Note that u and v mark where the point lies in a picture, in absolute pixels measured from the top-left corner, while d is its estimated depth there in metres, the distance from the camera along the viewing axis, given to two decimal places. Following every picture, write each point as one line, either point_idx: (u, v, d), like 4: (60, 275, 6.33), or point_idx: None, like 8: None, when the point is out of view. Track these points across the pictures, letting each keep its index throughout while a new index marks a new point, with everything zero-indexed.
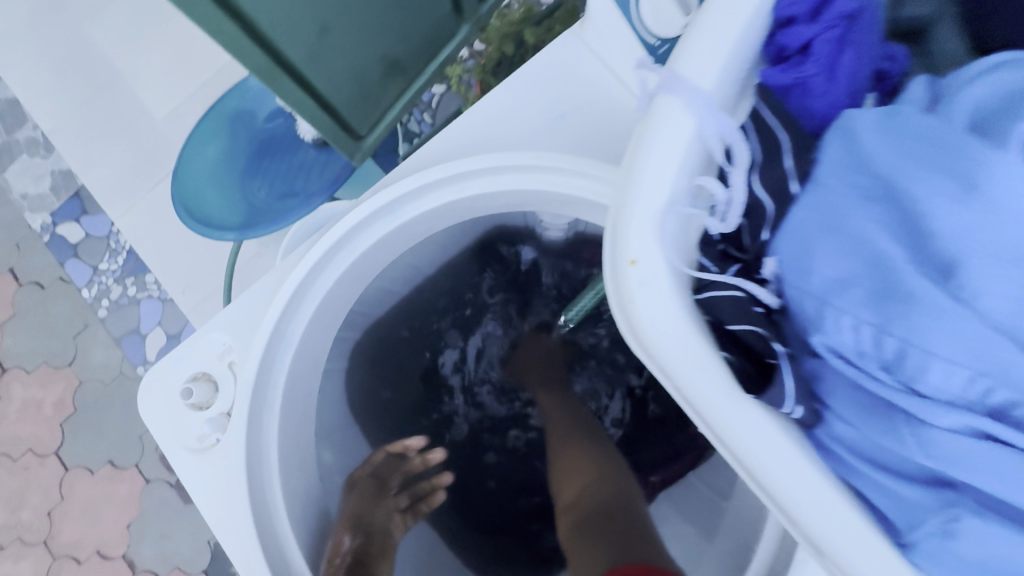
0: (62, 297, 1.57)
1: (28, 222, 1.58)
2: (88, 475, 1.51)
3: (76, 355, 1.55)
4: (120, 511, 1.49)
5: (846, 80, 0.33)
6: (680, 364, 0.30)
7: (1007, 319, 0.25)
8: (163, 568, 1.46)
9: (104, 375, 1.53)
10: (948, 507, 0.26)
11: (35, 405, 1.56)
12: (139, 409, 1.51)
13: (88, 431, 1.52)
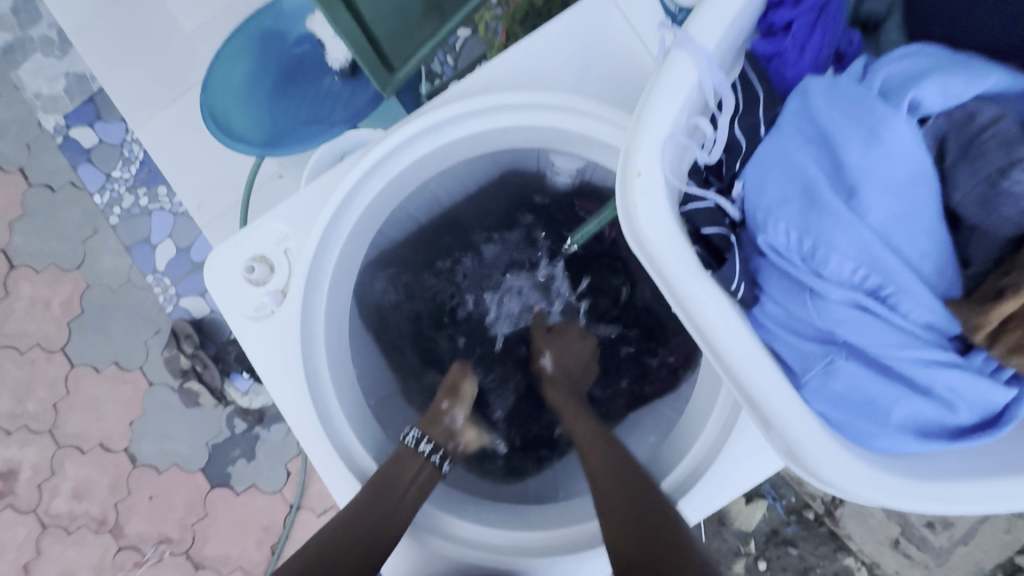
0: (74, 201, 1.63)
1: (41, 122, 1.62)
2: (94, 373, 1.62)
3: (85, 259, 1.63)
4: (123, 409, 1.61)
5: (813, 53, 0.44)
6: (663, 251, 0.43)
7: (886, 227, 0.36)
8: (163, 464, 1.59)
9: (111, 281, 1.63)
10: (830, 355, 0.39)
11: (41, 302, 1.65)
12: (145, 316, 1.62)
13: (95, 331, 1.62)
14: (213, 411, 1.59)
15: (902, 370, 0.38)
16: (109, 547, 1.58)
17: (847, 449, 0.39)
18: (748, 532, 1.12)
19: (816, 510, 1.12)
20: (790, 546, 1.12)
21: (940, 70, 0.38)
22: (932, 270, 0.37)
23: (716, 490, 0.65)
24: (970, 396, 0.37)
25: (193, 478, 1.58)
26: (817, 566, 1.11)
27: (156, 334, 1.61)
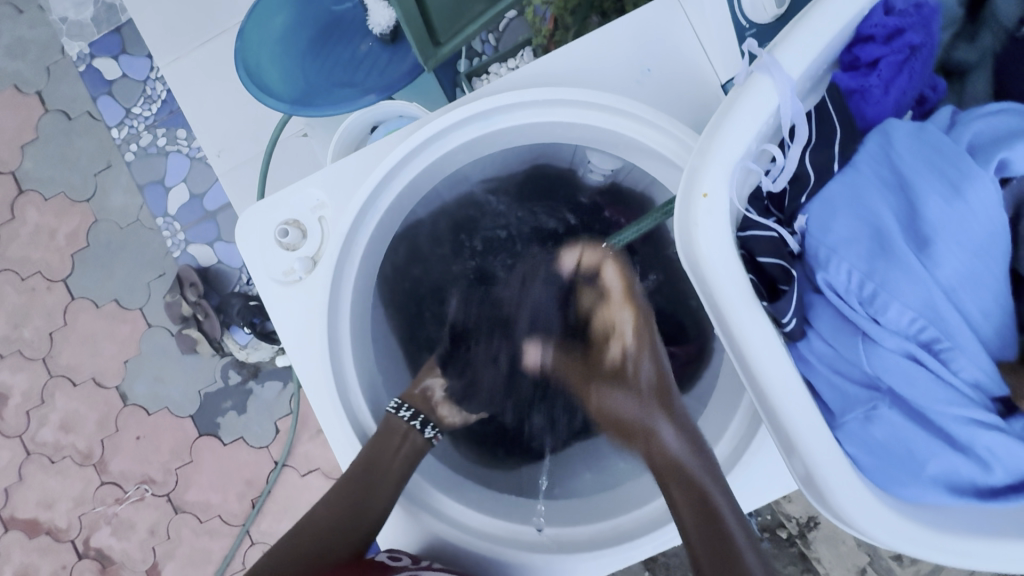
0: (89, 133, 1.60)
1: (64, 48, 1.59)
2: (92, 308, 1.62)
3: (96, 193, 1.61)
4: (120, 348, 1.61)
5: (897, 96, 0.43)
6: (717, 273, 0.42)
7: (953, 282, 0.36)
8: (153, 406, 1.59)
9: (120, 219, 1.61)
10: (873, 402, 0.39)
11: (47, 230, 1.63)
12: (150, 258, 1.60)
13: (98, 267, 1.61)
14: (210, 360, 1.59)
15: (941, 424, 0.39)
16: (92, 481, 1.59)
17: (869, 493, 0.40)
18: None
19: (790, 530, 1.17)
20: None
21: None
22: (993, 333, 0.37)
23: None
24: (1007, 461, 0.37)
25: (182, 424, 1.59)
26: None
27: (159, 278, 1.60)
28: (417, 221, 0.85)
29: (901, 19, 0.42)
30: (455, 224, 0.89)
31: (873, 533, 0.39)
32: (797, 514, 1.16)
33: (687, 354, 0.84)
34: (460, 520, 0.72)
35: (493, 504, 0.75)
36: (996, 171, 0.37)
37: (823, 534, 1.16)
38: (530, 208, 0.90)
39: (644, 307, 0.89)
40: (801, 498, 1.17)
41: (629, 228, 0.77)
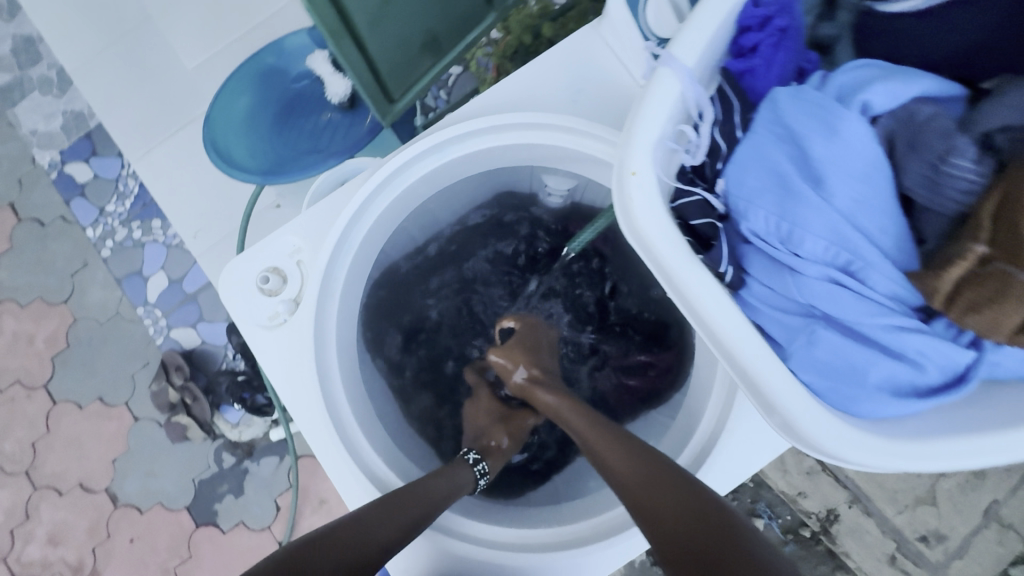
0: (63, 235, 1.65)
1: (35, 158, 1.65)
2: (75, 410, 1.59)
3: (73, 292, 1.63)
4: (106, 447, 1.58)
5: (778, 71, 0.51)
6: (659, 241, 0.47)
7: (850, 208, 0.42)
8: (145, 503, 1.55)
9: (100, 315, 1.62)
10: (811, 327, 0.44)
11: (25, 337, 1.63)
12: (133, 349, 1.61)
13: (80, 367, 1.61)
14: (201, 446, 1.56)
15: (876, 338, 0.43)
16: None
17: (831, 414, 0.43)
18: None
19: (811, 528, 1.21)
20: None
21: (885, 80, 0.44)
22: (895, 246, 0.43)
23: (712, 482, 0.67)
24: (937, 360, 0.42)
25: (177, 516, 1.54)
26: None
27: (143, 368, 1.59)
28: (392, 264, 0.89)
29: (767, 9, 0.49)
30: (428, 263, 0.95)
31: (848, 453, 0.42)
32: (815, 510, 1.20)
33: (660, 359, 0.88)
34: (466, 536, 0.68)
35: (499, 516, 0.73)
36: (859, 112, 0.44)
37: (844, 526, 1.19)
38: (502, 243, 0.97)
39: (618, 317, 0.94)
40: (815, 492, 1.21)
41: (585, 230, 0.83)
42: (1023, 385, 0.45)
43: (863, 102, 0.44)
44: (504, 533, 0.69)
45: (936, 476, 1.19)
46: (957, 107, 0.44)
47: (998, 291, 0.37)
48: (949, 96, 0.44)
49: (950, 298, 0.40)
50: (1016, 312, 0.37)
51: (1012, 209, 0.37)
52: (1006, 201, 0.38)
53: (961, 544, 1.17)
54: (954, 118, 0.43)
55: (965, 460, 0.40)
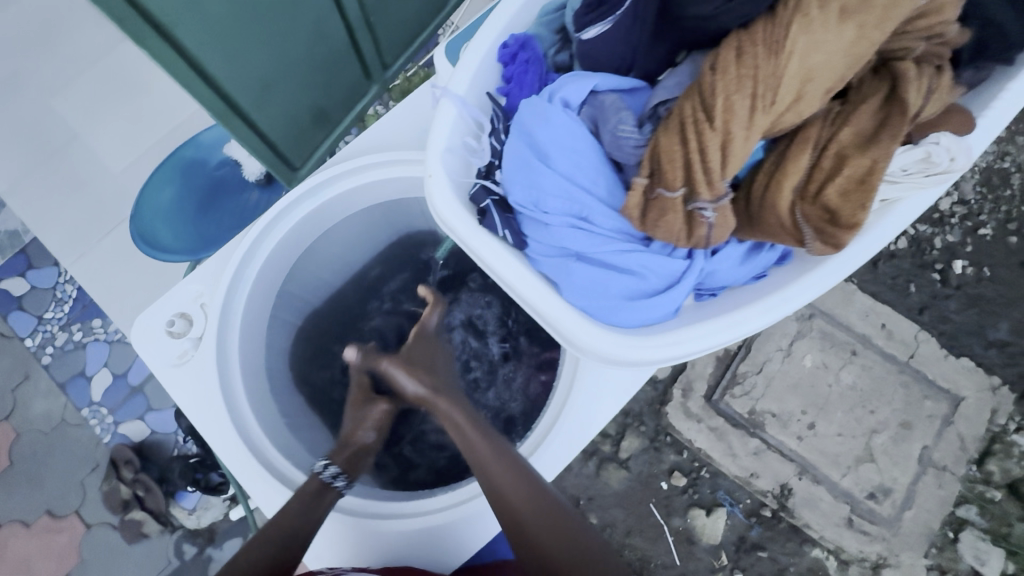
0: (3, 352, 1.68)
1: None
2: (23, 530, 1.59)
3: (16, 408, 1.65)
4: (58, 561, 1.57)
5: (528, 90, 0.68)
6: (454, 221, 0.61)
7: (572, 172, 0.58)
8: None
9: (44, 425, 1.64)
10: (567, 263, 0.59)
11: None
12: (82, 453, 1.62)
13: (25, 482, 1.61)
14: (159, 539, 1.56)
15: (612, 263, 0.58)
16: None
17: (593, 324, 0.58)
18: (719, 546, 1.29)
19: (771, 507, 1.30)
20: (760, 550, 1.29)
21: (578, 80, 0.61)
22: (609, 194, 0.59)
23: (571, 430, 0.80)
24: (657, 272, 0.58)
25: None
26: (790, 565, 1.28)
27: (93, 471, 1.60)
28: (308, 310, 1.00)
29: (511, 47, 0.68)
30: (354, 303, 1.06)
31: (608, 349, 0.57)
32: (770, 488, 1.29)
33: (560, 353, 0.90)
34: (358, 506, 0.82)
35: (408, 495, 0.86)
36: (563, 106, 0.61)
37: (799, 499, 1.29)
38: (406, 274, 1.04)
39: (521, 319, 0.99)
40: (766, 471, 1.30)
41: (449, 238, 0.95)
42: (735, 287, 0.64)
43: (564, 98, 0.61)
44: (407, 507, 0.83)
45: (868, 433, 1.30)
46: (637, 93, 0.63)
47: (661, 210, 0.55)
48: (631, 88, 0.63)
49: (642, 220, 0.56)
50: (676, 215, 0.54)
51: (659, 151, 0.55)
52: (656, 148, 0.56)
53: (905, 493, 1.27)
54: (630, 101, 0.62)
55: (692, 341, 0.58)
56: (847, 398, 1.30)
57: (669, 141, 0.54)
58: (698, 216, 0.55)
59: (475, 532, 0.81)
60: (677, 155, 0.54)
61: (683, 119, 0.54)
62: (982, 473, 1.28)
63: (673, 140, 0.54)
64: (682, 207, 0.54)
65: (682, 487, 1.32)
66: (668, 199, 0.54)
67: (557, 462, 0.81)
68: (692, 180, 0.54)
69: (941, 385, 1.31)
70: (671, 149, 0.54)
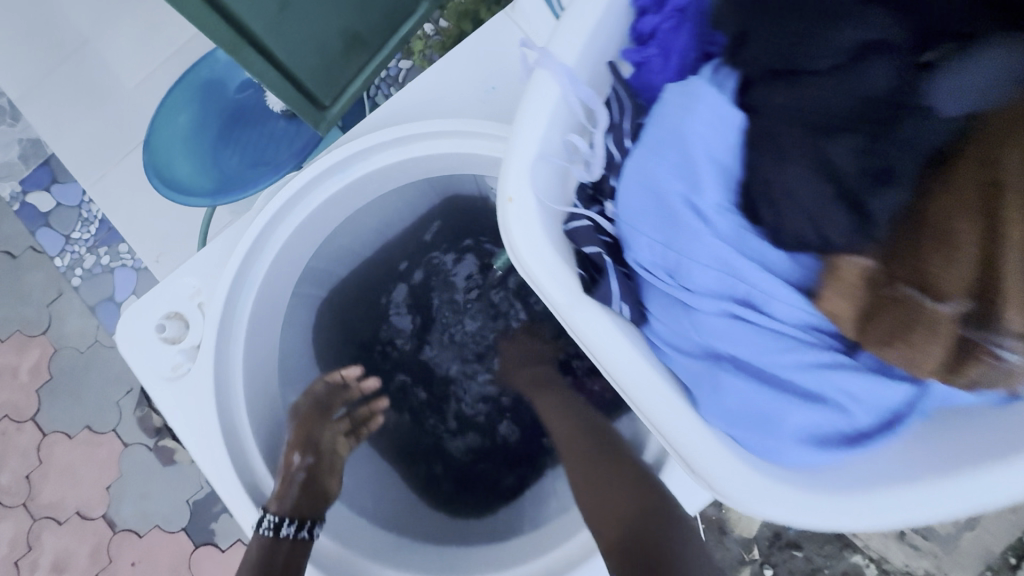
0: (36, 266, 1.61)
1: None
2: (66, 440, 1.57)
3: (52, 322, 1.60)
4: (99, 473, 1.56)
5: (677, 61, 0.42)
6: (546, 281, 0.40)
7: (733, 225, 0.35)
8: (144, 527, 1.53)
9: (79, 343, 1.59)
10: (717, 372, 0.37)
11: (9, 370, 1.61)
12: (115, 377, 1.57)
13: (66, 395, 1.58)
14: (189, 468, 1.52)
15: (791, 380, 0.35)
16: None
17: (755, 470, 0.37)
18: (751, 539, 1.01)
19: None
20: (796, 548, 1.02)
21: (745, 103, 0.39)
22: (791, 264, 0.35)
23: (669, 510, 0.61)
24: (867, 401, 0.35)
25: (175, 538, 1.51)
26: (825, 567, 1.01)
27: (127, 394, 1.56)
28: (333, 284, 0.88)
29: None
30: (388, 274, 0.93)
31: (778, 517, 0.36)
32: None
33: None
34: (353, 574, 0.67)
35: (427, 563, 0.71)
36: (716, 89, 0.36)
37: None
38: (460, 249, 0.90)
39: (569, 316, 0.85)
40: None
41: None
42: None
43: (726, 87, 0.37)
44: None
45: None
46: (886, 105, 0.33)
47: (903, 323, 0.30)
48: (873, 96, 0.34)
49: (860, 325, 0.32)
50: (938, 343, 0.29)
51: (920, 221, 0.30)
52: (915, 218, 0.30)
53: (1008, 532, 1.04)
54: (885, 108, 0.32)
55: (902, 514, 0.34)
56: None
57: (942, 210, 0.29)
58: (984, 361, 0.29)
59: None
60: (963, 235, 0.28)
61: (994, 170, 0.28)
62: None
63: (958, 211, 0.28)
64: (957, 332, 0.29)
65: None
66: (925, 308, 0.29)
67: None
68: (987, 288, 0.27)
69: None
70: (949, 225, 0.28)
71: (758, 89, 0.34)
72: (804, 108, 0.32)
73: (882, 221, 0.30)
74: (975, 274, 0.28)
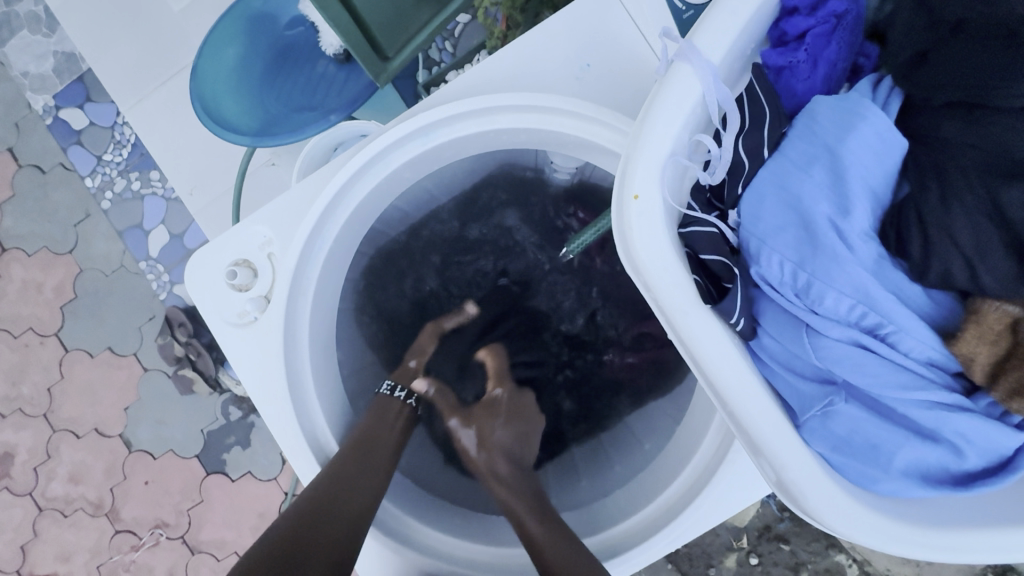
0: (65, 184, 1.55)
1: (29, 101, 1.53)
2: (87, 359, 1.56)
3: (77, 243, 1.56)
4: (118, 395, 1.55)
5: (825, 70, 0.40)
6: (662, 288, 0.39)
7: (876, 255, 0.34)
8: (158, 449, 1.53)
9: (104, 266, 1.55)
10: (829, 396, 0.37)
11: (33, 286, 1.57)
12: (138, 303, 1.55)
13: (88, 317, 1.56)
14: (208, 399, 1.53)
15: (903, 412, 0.36)
16: (105, 530, 1.53)
17: (850, 495, 0.37)
18: (743, 528, 1.12)
19: None
20: (783, 542, 1.12)
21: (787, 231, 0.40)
22: (926, 301, 0.35)
23: (726, 506, 0.61)
24: (979, 442, 0.35)
25: (188, 464, 1.52)
26: (809, 562, 1.11)
27: (150, 321, 1.54)
28: (382, 244, 0.83)
29: None
30: (434, 245, 0.88)
31: (868, 544, 0.36)
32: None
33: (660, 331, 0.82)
34: (433, 546, 0.68)
35: (466, 529, 0.71)
36: (878, 110, 0.35)
37: None
38: (512, 220, 0.88)
39: (616, 299, 0.86)
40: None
41: (587, 230, 0.77)
42: None
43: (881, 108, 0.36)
44: (462, 546, 0.68)
45: None
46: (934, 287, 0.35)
47: None
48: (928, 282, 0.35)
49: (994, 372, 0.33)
50: None
51: None
52: None
53: None
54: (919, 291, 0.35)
55: (1012, 555, 0.34)
56: None
57: None
58: None
59: None
60: None
61: None
62: None
63: None
64: None
65: None
66: None
67: (684, 537, 0.64)
68: None
69: None
70: None
71: (924, 119, 0.34)
72: (985, 146, 0.31)
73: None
74: None
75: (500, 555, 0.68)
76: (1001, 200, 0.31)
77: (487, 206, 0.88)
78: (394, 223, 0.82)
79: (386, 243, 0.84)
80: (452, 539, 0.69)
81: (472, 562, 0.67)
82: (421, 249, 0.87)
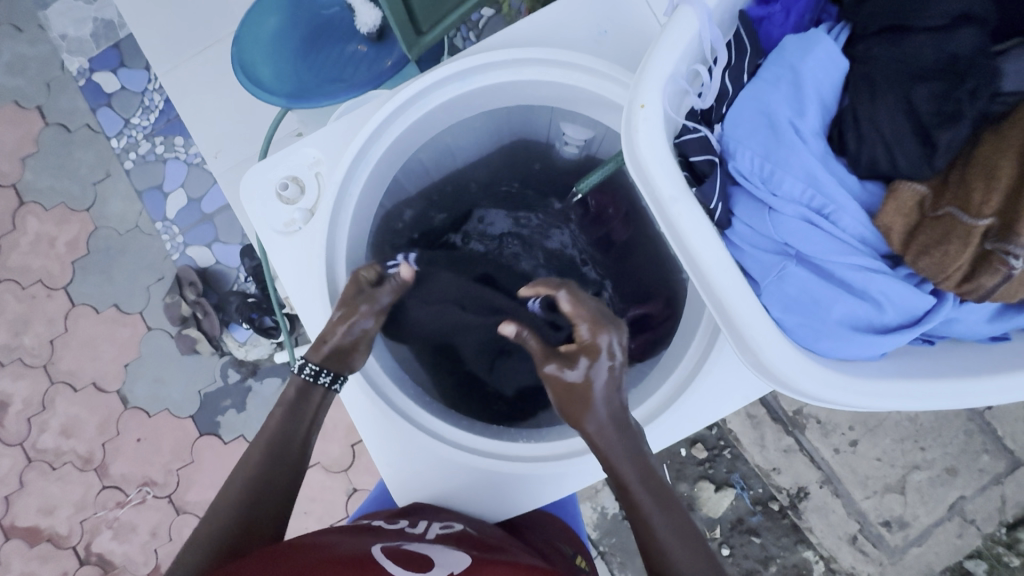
0: (88, 144, 1.63)
1: (63, 64, 1.62)
2: (93, 314, 1.61)
3: (95, 202, 1.62)
4: (119, 351, 1.60)
5: (797, 19, 0.52)
6: (658, 177, 0.48)
7: (823, 152, 0.46)
8: (153, 408, 1.58)
9: (118, 225, 1.62)
10: (784, 265, 0.47)
11: (47, 239, 1.64)
12: (148, 263, 1.60)
13: (98, 273, 1.61)
14: (209, 359, 1.58)
15: (840, 277, 0.47)
16: (92, 485, 1.57)
17: (796, 347, 0.47)
18: (716, 519, 1.24)
19: (780, 502, 1.25)
20: (754, 535, 1.25)
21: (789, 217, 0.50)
22: (859, 191, 0.46)
23: (703, 411, 0.71)
24: (894, 301, 0.46)
25: (182, 424, 1.57)
26: (777, 556, 1.24)
27: (158, 282, 1.60)
28: (404, 197, 0.92)
29: None
30: (454, 197, 0.98)
31: (810, 387, 0.46)
32: (787, 486, 1.24)
33: (660, 313, 0.87)
34: (443, 436, 0.75)
35: (473, 428, 0.79)
36: (831, 39, 0.46)
37: (813, 504, 1.23)
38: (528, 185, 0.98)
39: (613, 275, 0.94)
40: (789, 469, 1.24)
41: (596, 172, 0.85)
42: (974, 345, 0.51)
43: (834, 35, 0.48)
44: (463, 437, 0.76)
45: (908, 467, 1.21)
46: (863, 182, 0.46)
47: (942, 235, 0.43)
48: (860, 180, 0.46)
49: (907, 242, 0.45)
50: (966, 249, 0.42)
51: (973, 166, 0.43)
52: (975, 163, 0.43)
53: (926, 530, 1.21)
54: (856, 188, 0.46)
55: (913, 393, 0.46)
56: (904, 427, 1.20)
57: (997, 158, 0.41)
58: (999, 263, 0.41)
59: (578, 477, 0.74)
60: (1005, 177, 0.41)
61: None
62: (1009, 537, 1.19)
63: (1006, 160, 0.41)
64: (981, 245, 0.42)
65: (700, 458, 1.26)
66: (962, 225, 0.42)
67: (664, 440, 0.74)
68: (1007, 211, 0.41)
69: (1007, 445, 1.19)
70: (994, 165, 0.41)
71: (861, 46, 0.46)
72: (903, 60, 0.44)
73: (945, 152, 0.43)
74: (1003, 201, 0.41)
75: (500, 448, 0.75)
76: (913, 102, 0.43)
77: (501, 170, 0.98)
78: (416, 174, 0.91)
79: (406, 197, 0.93)
80: (457, 431, 0.76)
81: (474, 450, 0.75)
82: (440, 195, 0.96)
